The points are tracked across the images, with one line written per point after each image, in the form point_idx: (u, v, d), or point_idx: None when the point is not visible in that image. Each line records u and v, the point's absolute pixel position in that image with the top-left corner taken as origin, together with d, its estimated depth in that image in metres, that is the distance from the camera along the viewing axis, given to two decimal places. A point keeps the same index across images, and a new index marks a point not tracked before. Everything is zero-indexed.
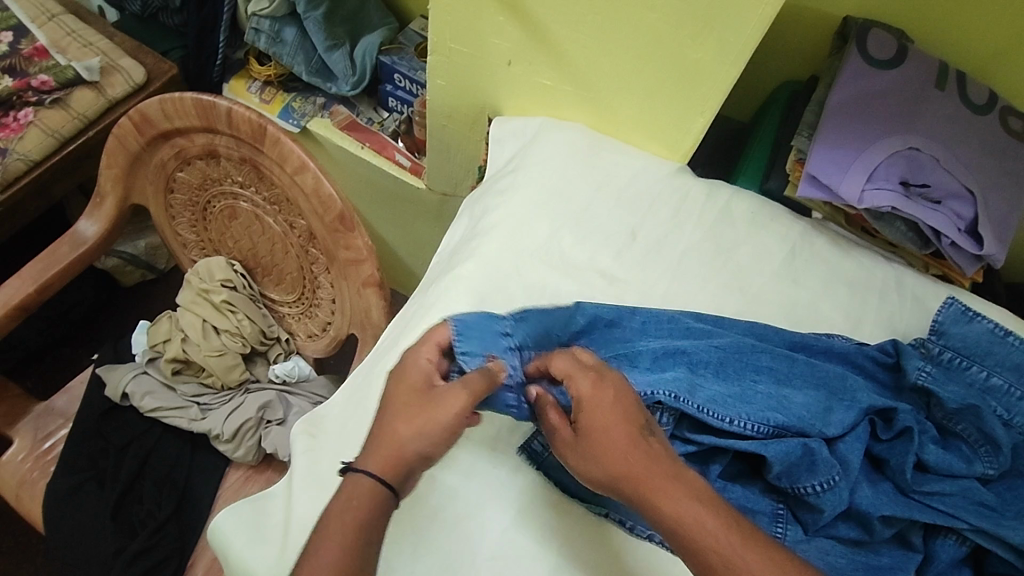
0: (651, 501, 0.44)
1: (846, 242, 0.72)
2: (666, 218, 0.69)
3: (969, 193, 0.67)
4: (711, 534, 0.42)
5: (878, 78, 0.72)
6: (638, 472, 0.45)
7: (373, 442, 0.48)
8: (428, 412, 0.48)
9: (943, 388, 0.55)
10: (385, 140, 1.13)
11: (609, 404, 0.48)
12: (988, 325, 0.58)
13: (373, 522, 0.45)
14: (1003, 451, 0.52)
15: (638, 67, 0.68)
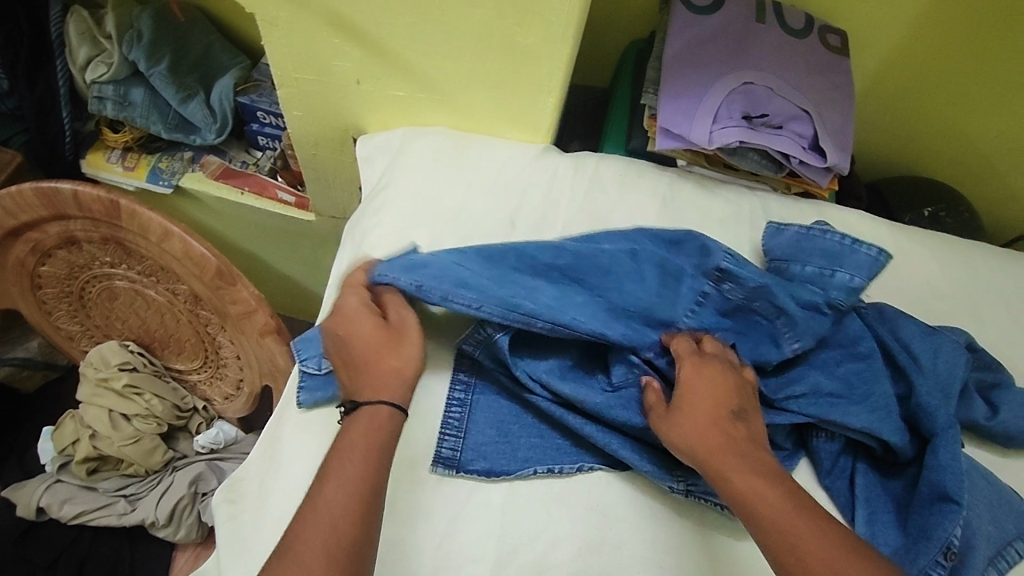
0: (719, 471, 0.48)
1: (711, 182, 0.77)
2: (540, 199, 0.72)
3: (805, 113, 0.73)
4: (771, 507, 0.46)
5: (704, 24, 0.76)
6: (717, 453, 0.49)
7: (365, 376, 0.51)
8: (384, 341, 0.52)
9: (741, 275, 0.58)
10: (264, 179, 1.09)
11: (709, 385, 0.53)
12: (797, 230, 0.65)
13: (384, 448, 0.47)
14: (809, 321, 0.58)
15: (480, 61, 0.69)
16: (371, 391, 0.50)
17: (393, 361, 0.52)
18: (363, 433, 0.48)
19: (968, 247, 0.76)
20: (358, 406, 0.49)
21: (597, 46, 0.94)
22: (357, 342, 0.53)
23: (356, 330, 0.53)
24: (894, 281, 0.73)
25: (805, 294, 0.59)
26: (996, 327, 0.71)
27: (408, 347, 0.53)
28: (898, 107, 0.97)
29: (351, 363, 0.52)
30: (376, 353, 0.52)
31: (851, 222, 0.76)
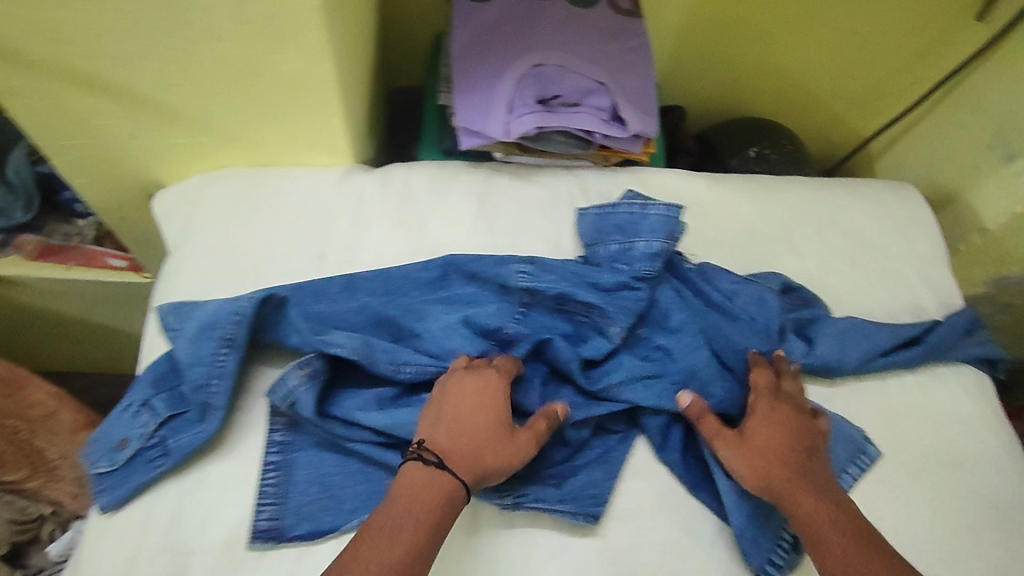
0: (788, 502, 0.52)
1: (526, 170, 0.76)
2: (349, 225, 0.70)
3: (600, 85, 0.72)
4: (837, 542, 0.50)
5: (483, 12, 0.73)
6: (781, 488, 0.53)
7: (462, 445, 0.52)
8: (497, 434, 0.53)
9: (538, 283, 0.61)
10: (90, 250, 1.00)
11: (780, 422, 0.56)
12: (592, 212, 0.65)
13: (438, 525, 0.48)
14: (623, 302, 0.60)
15: (250, 94, 0.64)
16: (459, 459, 0.51)
17: (494, 450, 0.52)
18: (423, 485, 0.50)
19: (781, 186, 0.78)
20: (443, 466, 0.51)
21: (403, 41, 0.90)
22: (466, 408, 0.54)
23: (467, 392, 0.54)
24: (715, 234, 0.74)
25: (606, 278, 0.61)
26: (813, 258, 0.74)
27: (512, 444, 0.53)
28: (712, 54, 0.97)
29: (451, 418, 0.53)
30: (483, 429, 0.53)
31: (668, 182, 0.77)
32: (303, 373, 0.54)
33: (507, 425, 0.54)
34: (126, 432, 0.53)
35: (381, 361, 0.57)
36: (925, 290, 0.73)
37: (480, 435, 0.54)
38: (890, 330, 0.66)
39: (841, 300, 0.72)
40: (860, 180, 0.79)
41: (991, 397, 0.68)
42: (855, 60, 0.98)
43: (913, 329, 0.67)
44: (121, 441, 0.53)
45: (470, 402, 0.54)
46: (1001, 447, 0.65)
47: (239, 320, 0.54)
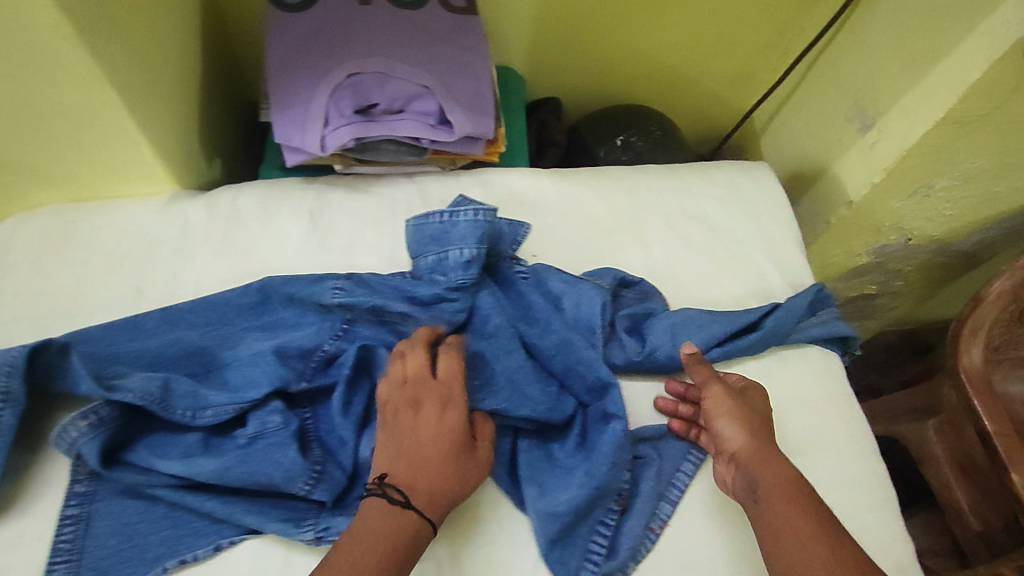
0: (755, 461, 0.54)
1: (365, 181, 0.74)
2: (171, 256, 0.67)
3: (426, 89, 0.69)
4: (790, 505, 0.50)
5: (299, 22, 0.70)
6: (749, 454, 0.54)
7: (428, 478, 0.49)
8: (462, 464, 0.51)
9: (350, 301, 0.59)
10: None
11: (752, 397, 0.59)
12: (414, 223, 0.63)
13: (410, 559, 0.46)
14: (434, 315, 0.58)
15: (40, 131, 0.60)
16: (424, 491, 0.49)
17: (459, 476, 0.50)
18: (397, 526, 0.47)
19: (630, 176, 0.77)
20: (409, 505, 0.48)
21: (247, 50, 0.87)
22: (423, 438, 0.51)
23: (424, 418, 0.51)
24: (559, 232, 0.73)
25: (424, 291, 0.59)
26: (660, 248, 0.73)
27: (474, 475, 0.51)
28: (574, 41, 0.95)
29: (410, 453, 0.50)
30: (443, 455, 0.50)
31: (511, 182, 0.75)
32: (86, 424, 0.52)
33: (473, 450, 0.52)
34: None
35: (181, 406, 0.56)
36: (773, 270, 0.73)
37: (278, 469, 0.53)
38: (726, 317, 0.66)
39: (686, 289, 0.71)
40: (710, 164, 0.79)
41: (834, 373, 0.68)
42: (720, 38, 0.96)
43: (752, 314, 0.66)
44: None
45: (427, 432, 0.51)
46: (840, 422, 0.65)
47: (8, 373, 0.53)
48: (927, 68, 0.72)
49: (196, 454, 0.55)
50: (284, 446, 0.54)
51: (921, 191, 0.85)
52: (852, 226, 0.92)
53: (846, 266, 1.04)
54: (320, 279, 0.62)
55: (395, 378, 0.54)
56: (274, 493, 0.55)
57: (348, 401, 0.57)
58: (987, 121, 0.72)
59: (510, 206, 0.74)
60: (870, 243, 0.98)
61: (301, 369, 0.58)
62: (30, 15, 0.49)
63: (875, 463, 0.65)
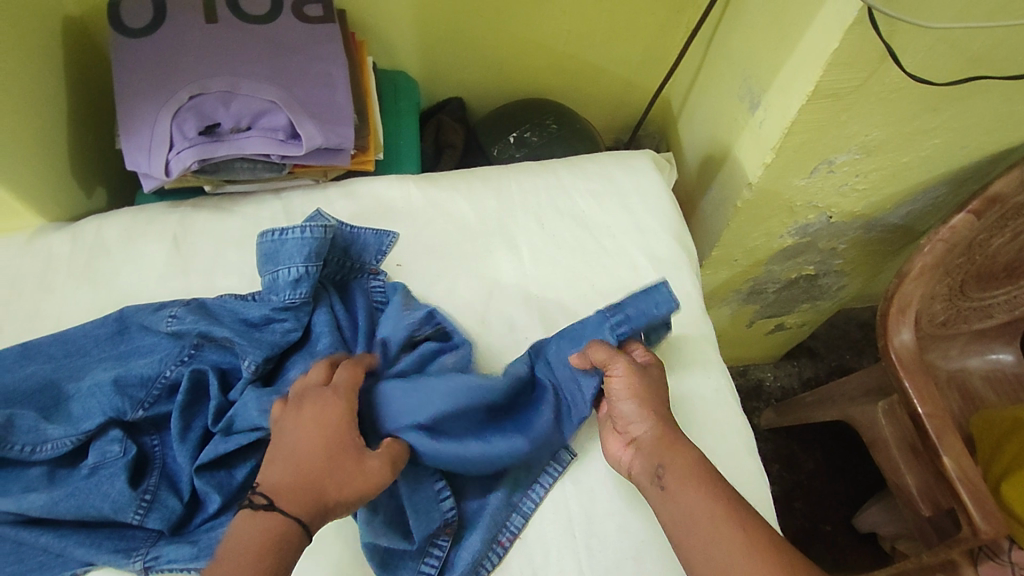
0: (666, 447, 0.54)
1: (231, 201, 0.74)
2: (33, 292, 0.68)
3: (274, 104, 0.69)
4: (693, 487, 0.51)
5: (145, 47, 0.70)
6: (656, 442, 0.54)
7: (300, 480, 0.49)
8: (336, 465, 0.50)
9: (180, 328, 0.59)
10: None
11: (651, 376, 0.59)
12: (263, 240, 0.62)
13: (282, 562, 0.46)
14: (264, 337, 0.59)
15: None
16: (290, 494, 0.48)
17: (339, 474, 0.50)
18: (262, 530, 0.47)
19: (502, 175, 0.75)
20: (273, 507, 0.47)
21: None
22: (297, 442, 0.51)
23: (302, 423, 0.52)
24: (426, 240, 0.71)
25: (254, 312, 0.60)
26: (530, 246, 0.70)
27: (355, 476, 0.50)
28: (464, 39, 0.93)
29: (284, 457, 0.50)
30: (314, 459, 0.50)
31: (377, 191, 0.74)
32: None
33: (351, 456, 0.51)
34: None
35: (21, 441, 0.55)
36: (646, 263, 0.69)
37: (110, 499, 0.53)
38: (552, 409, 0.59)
39: (556, 288, 0.68)
40: (586, 156, 0.77)
41: (705, 369, 0.66)
42: (615, 23, 0.94)
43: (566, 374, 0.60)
44: None
45: (306, 432, 0.51)
46: (709, 419, 0.63)
47: None
48: (795, 39, 0.69)
49: (37, 488, 0.55)
50: (113, 477, 0.54)
51: (823, 167, 0.81)
52: (762, 208, 0.88)
53: (772, 248, 1.00)
54: (169, 306, 0.62)
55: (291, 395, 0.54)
56: (110, 523, 0.55)
57: (186, 426, 0.58)
58: (864, 92, 0.69)
59: (375, 215, 0.72)
60: (789, 224, 0.93)
61: (141, 398, 0.58)
62: None
63: (746, 459, 0.62)
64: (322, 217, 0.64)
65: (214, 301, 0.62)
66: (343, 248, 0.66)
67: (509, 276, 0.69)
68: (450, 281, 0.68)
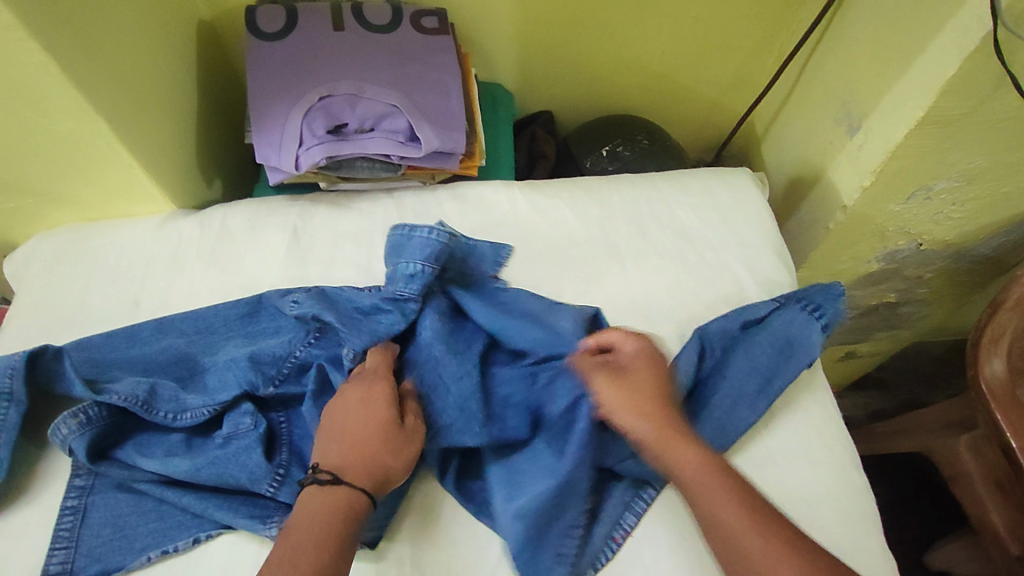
0: (671, 451, 0.55)
1: (346, 198, 0.78)
2: (164, 272, 0.73)
3: (395, 108, 0.73)
4: (716, 489, 0.52)
5: (275, 49, 0.74)
6: (664, 447, 0.55)
7: (355, 454, 0.54)
8: (385, 434, 0.55)
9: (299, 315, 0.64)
10: None
11: (638, 381, 0.58)
12: (396, 234, 0.66)
13: (352, 531, 0.50)
14: (368, 325, 0.62)
15: (41, 156, 0.67)
16: (355, 472, 0.53)
17: (382, 441, 0.54)
18: (327, 503, 0.51)
19: (603, 185, 0.78)
20: (339, 483, 0.52)
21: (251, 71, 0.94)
22: (348, 423, 0.55)
23: (348, 400, 0.57)
24: (532, 245, 0.73)
25: (366, 302, 0.64)
26: (632, 254, 0.73)
27: (405, 439, 0.55)
28: (560, 55, 0.97)
29: (336, 437, 0.55)
30: (364, 433, 0.55)
31: (484, 194, 0.77)
32: (75, 422, 0.58)
33: (394, 420, 0.56)
34: None
35: (165, 408, 0.61)
36: (747, 276, 0.71)
37: (245, 471, 0.57)
38: (736, 391, 0.61)
39: (657, 296, 0.70)
40: (686, 171, 0.78)
41: (814, 381, 0.66)
42: (709, 43, 0.96)
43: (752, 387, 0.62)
44: None
45: (350, 408, 0.56)
46: (815, 434, 0.63)
47: (13, 375, 0.58)
48: (905, 62, 0.70)
49: (177, 453, 0.60)
50: (249, 450, 0.58)
51: (920, 194, 0.81)
52: (852, 231, 0.88)
53: (856, 272, 0.99)
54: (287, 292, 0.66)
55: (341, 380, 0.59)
56: (242, 493, 0.59)
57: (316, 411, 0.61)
58: (975, 119, 0.68)
59: (482, 218, 0.75)
60: (877, 248, 0.93)
61: (272, 374, 0.62)
62: (21, 59, 0.56)
63: (853, 473, 0.62)
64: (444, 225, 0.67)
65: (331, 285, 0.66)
66: (461, 259, 0.67)
67: (610, 282, 0.71)
68: (553, 283, 0.71)
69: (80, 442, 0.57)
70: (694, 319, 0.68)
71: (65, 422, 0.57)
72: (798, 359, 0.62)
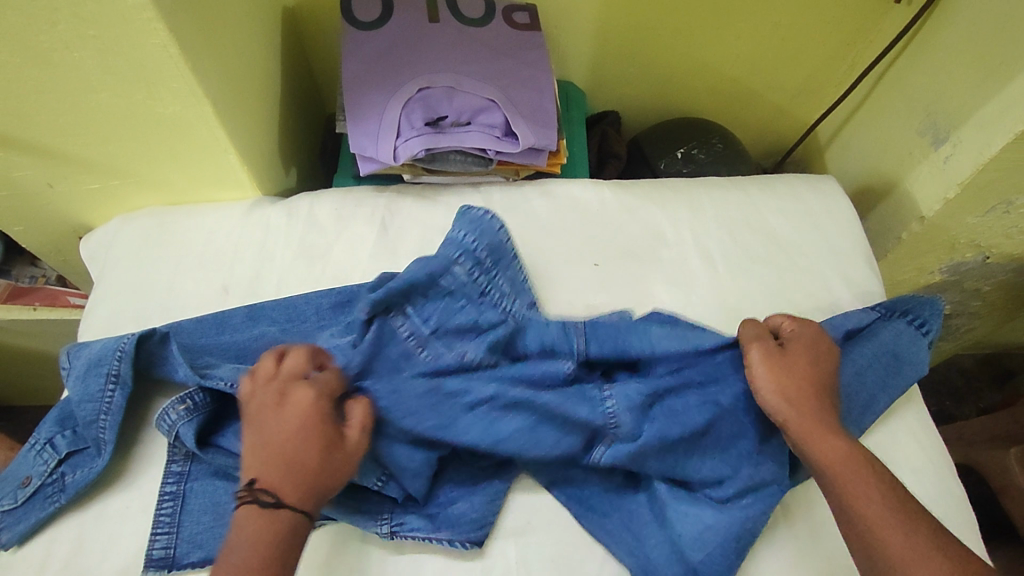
0: (817, 437, 0.55)
1: (432, 191, 0.77)
2: (252, 259, 0.72)
3: (492, 102, 0.73)
4: (857, 476, 0.53)
5: (374, 39, 0.75)
6: (814, 433, 0.56)
7: (294, 475, 0.51)
8: (328, 458, 0.52)
9: (421, 317, 0.61)
10: (55, 288, 0.91)
11: (817, 343, 0.61)
12: (462, 216, 0.67)
13: (292, 552, 0.49)
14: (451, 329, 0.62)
15: (140, 138, 0.66)
16: (293, 490, 0.50)
17: (326, 464, 0.52)
18: (266, 527, 0.49)
19: (692, 188, 0.78)
20: (280, 505, 0.49)
21: (327, 61, 0.95)
22: (285, 443, 0.52)
23: (282, 419, 0.53)
24: (623, 244, 0.73)
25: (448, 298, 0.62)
26: (724, 257, 0.72)
27: (350, 456, 0.53)
28: (635, 55, 0.97)
29: (270, 448, 0.52)
30: (291, 464, 0.51)
31: (572, 192, 0.76)
32: (183, 408, 0.57)
33: (337, 442, 0.53)
34: (30, 472, 0.57)
35: None
36: (840, 284, 0.71)
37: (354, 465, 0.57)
38: (851, 395, 0.62)
39: (752, 300, 0.70)
40: (773, 176, 0.79)
41: (910, 394, 0.66)
42: (786, 49, 0.96)
43: (860, 396, 0.62)
44: (23, 480, 0.56)
45: (287, 424, 0.52)
46: (914, 444, 0.63)
47: (121, 356, 0.58)
48: (1009, 78, 0.70)
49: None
50: None
51: (1000, 208, 0.81)
52: (924, 244, 0.87)
53: (917, 283, 0.99)
54: (403, 278, 0.60)
55: (262, 375, 0.55)
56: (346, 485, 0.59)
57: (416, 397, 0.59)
58: None
59: (572, 215, 0.75)
60: (944, 260, 0.92)
61: None
62: (146, 37, 0.55)
63: (952, 484, 0.62)
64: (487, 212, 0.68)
65: (440, 265, 0.62)
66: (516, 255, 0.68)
67: (703, 284, 0.70)
68: (647, 282, 0.70)
69: (185, 427, 0.57)
70: None
71: (170, 408, 0.57)
72: (908, 372, 0.64)
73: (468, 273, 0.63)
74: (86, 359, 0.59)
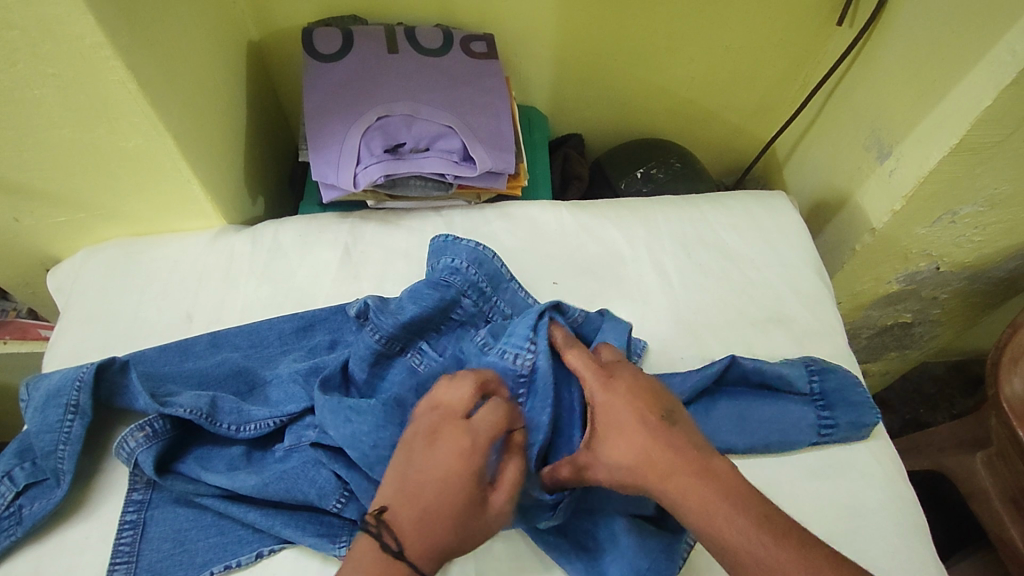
0: (673, 497, 0.51)
1: (395, 216, 0.79)
2: (217, 286, 0.73)
3: (449, 128, 0.75)
4: (731, 519, 0.49)
5: (334, 70, 0.78)
6: (682, 479, 0.51)
7: (423, 525, 0.48)
8: (468, 513, 0.49)
9: (435, 352, 0.65)
10: (25, 322, 0.91)
11: (628, 392, 0.56)
12: (440, 241, 0.67)
13: None
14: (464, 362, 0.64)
15: (103, 171, 0.68)
16: (416, 542, 0.47)
17: (455, 519, 0.48)
18: (383, 572, 0.46)
19: (648, 206, 0.80)
20: (402, 554, 0.47)
21: (293, 91, 0.97)
22: (435, 479, 0.49)
23: (444, 450, 0.50)
24: (581, 261, 0.75)
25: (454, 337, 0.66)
26: (679, 272, 0.74)
27: (481, 520, 0.49)
28: (594, 79, 1.00)
29: (407, 487, 0.49)
30: (452, 494, 0.49)
31: (531, 212, 0.78)
32: (142, 435, 0.57)
33: (477, 494, 0.49)
34: None
35: (227, 420, 0.60)
36: (792, 298, 0.73)
37: (312, 487, 0.57)
38: (772, 423, 0.64)
39: (707, 314, 0.71)
40: (725, 194, 0.82)
41: None
42: (738, 71, 1.00)
43: (788, 438, 0.63)
44: None
45: (420, 468, 0.50)
46: (865, 449, 0.65)
47: (81, 386, 0.59)
48: (943, 94, 0.74)
49: (239, 467, 0.60)
50: (319, 465, 0.58)
51: (945, 218, 0.83)
52: (878, 254, 0.90)
53: (876, 293, 1.01)
54: (416, 317, 0.63)
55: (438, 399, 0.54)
56: (305, 508, 0.59)
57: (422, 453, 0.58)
58: (1004, 148, 0.72)
59: (529, 234, 0.77)
60: (899, 271, 0.95)
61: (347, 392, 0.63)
62: (104, 74, 0.57)
63: (901, 487, 0.63)
64: (447, 238, 0.67)
65: (450, 299, 0.64)
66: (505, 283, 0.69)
67: (659, 300, 0.72)
68: (603, 298, 0.72)
69: (144, 454, 0.57)
70: (741, 336, 0.70)
71: (130, 436, 0.57)
72: (837, 413, 0.65)
73: (475, 305, 0.66)
74: (45, 389, 0.59)
